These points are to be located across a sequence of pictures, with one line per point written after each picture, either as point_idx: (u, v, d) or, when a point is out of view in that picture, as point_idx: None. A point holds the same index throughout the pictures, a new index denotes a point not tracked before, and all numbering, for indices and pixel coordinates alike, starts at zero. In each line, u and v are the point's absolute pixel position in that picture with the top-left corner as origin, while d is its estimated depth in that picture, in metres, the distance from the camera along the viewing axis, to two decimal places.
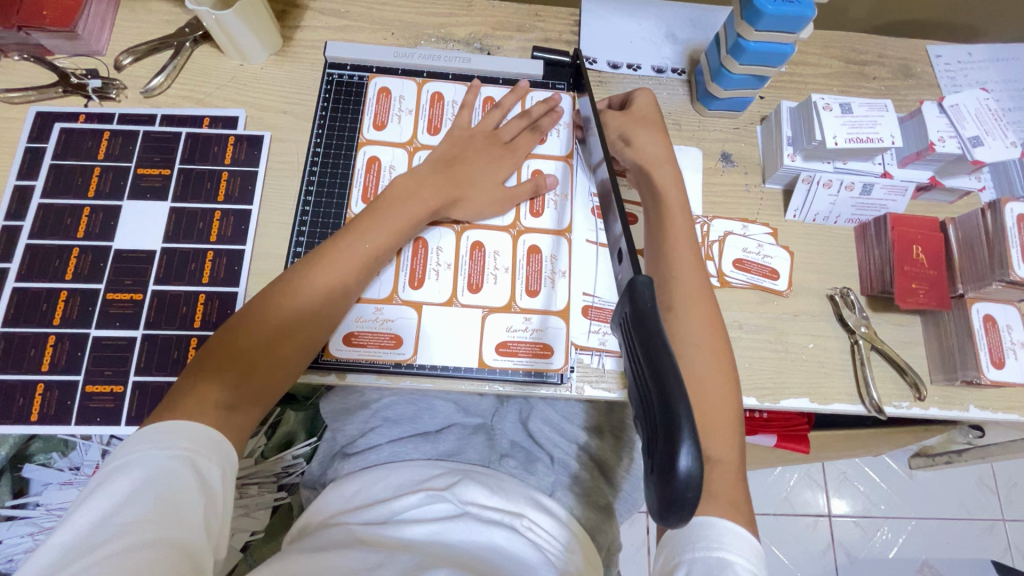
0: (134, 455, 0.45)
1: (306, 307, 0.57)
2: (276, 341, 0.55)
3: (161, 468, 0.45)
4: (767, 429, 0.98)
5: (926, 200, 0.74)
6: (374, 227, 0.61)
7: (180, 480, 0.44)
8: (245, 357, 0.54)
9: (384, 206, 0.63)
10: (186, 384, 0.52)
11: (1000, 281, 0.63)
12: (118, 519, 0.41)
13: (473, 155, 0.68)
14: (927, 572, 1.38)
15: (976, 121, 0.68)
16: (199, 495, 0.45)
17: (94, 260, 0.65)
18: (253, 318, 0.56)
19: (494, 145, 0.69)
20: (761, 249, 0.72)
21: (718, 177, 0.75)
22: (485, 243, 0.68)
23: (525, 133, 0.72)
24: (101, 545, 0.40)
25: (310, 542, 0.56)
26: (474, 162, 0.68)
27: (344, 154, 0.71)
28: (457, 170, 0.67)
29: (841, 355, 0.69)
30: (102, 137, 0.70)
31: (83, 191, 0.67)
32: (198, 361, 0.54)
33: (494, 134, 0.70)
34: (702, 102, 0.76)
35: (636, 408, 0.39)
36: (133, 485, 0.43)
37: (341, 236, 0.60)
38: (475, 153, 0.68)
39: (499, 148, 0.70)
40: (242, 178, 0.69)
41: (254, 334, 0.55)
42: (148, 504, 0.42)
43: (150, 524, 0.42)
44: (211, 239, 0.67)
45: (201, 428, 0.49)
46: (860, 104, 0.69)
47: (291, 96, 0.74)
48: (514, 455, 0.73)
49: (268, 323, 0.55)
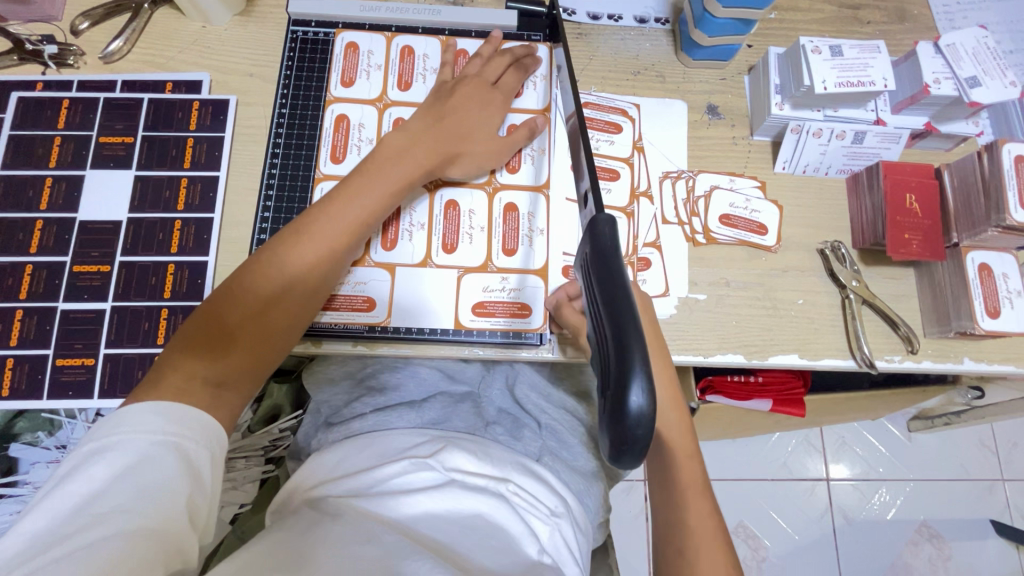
0: (116, 436, 0.42)
1: (298, 275, 0.54)
2: (268, 314, 0.52)
3: (143, 452, 0.41)
4: (761, 392, 0.96)
5: (921, 148, 0.72)
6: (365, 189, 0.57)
7: (165, 466, 0.41)
8: (238, 331, 0.50)
9: (375, 167, 0.58)
10: (173, 362, 0.48)
11: (996, 227, 0.60)
12: (96, 507, 0.38)
13: (461, 108, 0.64)
14: (925, 532, 1.38)
15: (974, 61, 0.64)
16: (184, 483, 0.41)
17: (58, 232, 0.63)
18: (243, 288, 0.52)
19: (482, 96, 0.65)
20: (748, 203, 0.69)
21: (704, 131, 0.72)
22: (460, 203, 0.65)
23: (510, 72, 0.68)
24: (75, 538, 0.36)
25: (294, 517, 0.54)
26: (462, 115, 0.63)
27: (311, 114, 0.68)
28: (445, 124, 0.62)
29: (831, 310, 0.67)
30: (61, 106, 0.67)
31: (44, 161, 0.65)
32: (183, 336, 0.50)
33: (484, 85, 0.66)
34: (687, 52, 0.72)
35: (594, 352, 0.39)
36: (112, 473, 0.40)
37: (331, 200, 0.56)
38: (460, 104, 0.64)
39: (489, 100, 0.65)
40: (208, 144, 0.67)
41: (245, 306, 0.51)
42: (129, 493, 0.40)
43: (130, 513, 0.39)
44: (178, 208, 0.65)
45: (188, 408, 0.45)
46: (851, 46, 0.65)
47: (257, 58, 0.71)
48: (501, 422, 0.72)
49: (259, 294, 0.52)
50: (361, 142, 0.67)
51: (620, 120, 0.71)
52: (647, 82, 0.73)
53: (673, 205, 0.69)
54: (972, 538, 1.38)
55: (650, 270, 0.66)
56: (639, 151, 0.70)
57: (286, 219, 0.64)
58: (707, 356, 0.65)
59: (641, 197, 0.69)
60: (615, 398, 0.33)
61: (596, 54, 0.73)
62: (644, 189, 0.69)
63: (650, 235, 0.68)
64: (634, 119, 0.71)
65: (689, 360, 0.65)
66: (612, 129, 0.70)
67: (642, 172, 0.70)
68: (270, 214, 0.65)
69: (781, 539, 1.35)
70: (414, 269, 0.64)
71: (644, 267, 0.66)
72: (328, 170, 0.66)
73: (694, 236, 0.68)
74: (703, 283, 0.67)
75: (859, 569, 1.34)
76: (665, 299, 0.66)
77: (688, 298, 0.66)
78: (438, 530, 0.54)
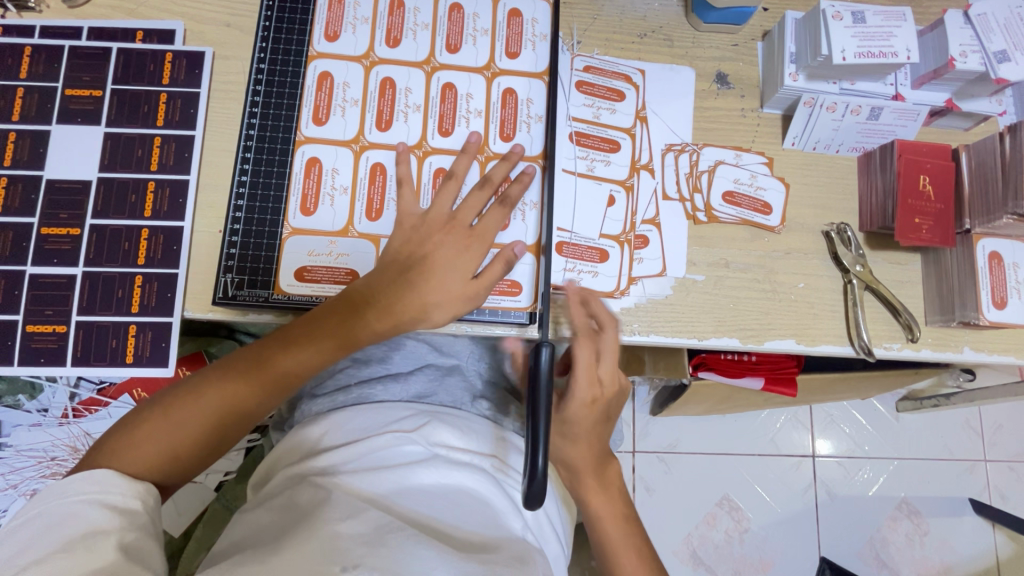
0: (42, 506, 0.43)
1: (220, 417, 0.50)
2: (186, 446, 0.49)
3: (67, 511, 0.42)
4: (754, 371, 0.95)
5: (939, 126, 0.68)
6: (312, 330, 0.53)
7: (88, 518, 0.42)
8: (154, 448, 0.48)
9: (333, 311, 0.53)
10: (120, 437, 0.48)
11: (1011, 215, 0.57)
12: (21, 561, 0.39)
13: (441, 245, 0.55)
14: (905, 508, 1.40)
15: (1005, 33, 0.60)
16: (117, 524, 0.42)
17: (25, 192, 0.60)
18: (168, 414, 0.49)
19: (460, 243, 0.56)
20: (754, 180, 0.66)
21: (712, 102, 0.67)
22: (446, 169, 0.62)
23: (493, 207, 0.57)
24: None
25: (280, 495, 0.54)
26: (431, 251, 0.55)
27: (292, 69, 0.63)
28: (394, 303, 0.53)
29: (832, 295, 0.64)
30: (22, 54, 0.62)
31: (6, 114, 0.61)
32: (124, 421, 0.49)
33: (472, 253, 0.56)
34: (697, 14, 0.67)
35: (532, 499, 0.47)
36: (36, 532, 0.41)
37: (278, 340, 0.53)
38: (438, 249, 0.55)
39: (471, 246, 0.56)
40: (182, 100, 0.62)
41: (174, 429, 0.49)
42: (51, 545, 0.40)
43: (55, 561, 0.39)
44: (152, 168, 0.61)
45: (107, 481, 0.45)
46: (875, 12, 0.60)
47: (235, 7, 0.66)
48: (489, 396, 0.72)
49: (185, 428, 0.49)
50: (346, 102, 0.63)
51: (623, 87, 0.66)
52: (653, 46, 0.68)
53: (675, 179, 0.65)
54: (950, 514, 1.41)
55: (647, 248, 0.64)
56: (642, 121, 0.66)
57: (266, 184, 0.61)
58: (701, 338, 0.63)
59: (642, 170, 0.65)
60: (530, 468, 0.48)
61: (601, 13, 0.68)
62: (645, 163, 0.65)
63: (648, 212, 0.65)
64: (638, 86, 0.67)
65: (683, 342, 0.63)
66: (614, 96, 0.66)
67: (644, 144, 0.66)
68: (248, 179, 0.61)
69: (764, 512, 1.37)
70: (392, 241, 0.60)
71: (641, 246, 0.64)
72: (310, 132, 0.62)
73: (694, 214, 0.65)
74: (702, 264, 0.64)
75: (837, 541, 1.37)
76: (661, 278, 0.63)
77: (685, 278, 0.64)
78: (425, 508, 0.52)
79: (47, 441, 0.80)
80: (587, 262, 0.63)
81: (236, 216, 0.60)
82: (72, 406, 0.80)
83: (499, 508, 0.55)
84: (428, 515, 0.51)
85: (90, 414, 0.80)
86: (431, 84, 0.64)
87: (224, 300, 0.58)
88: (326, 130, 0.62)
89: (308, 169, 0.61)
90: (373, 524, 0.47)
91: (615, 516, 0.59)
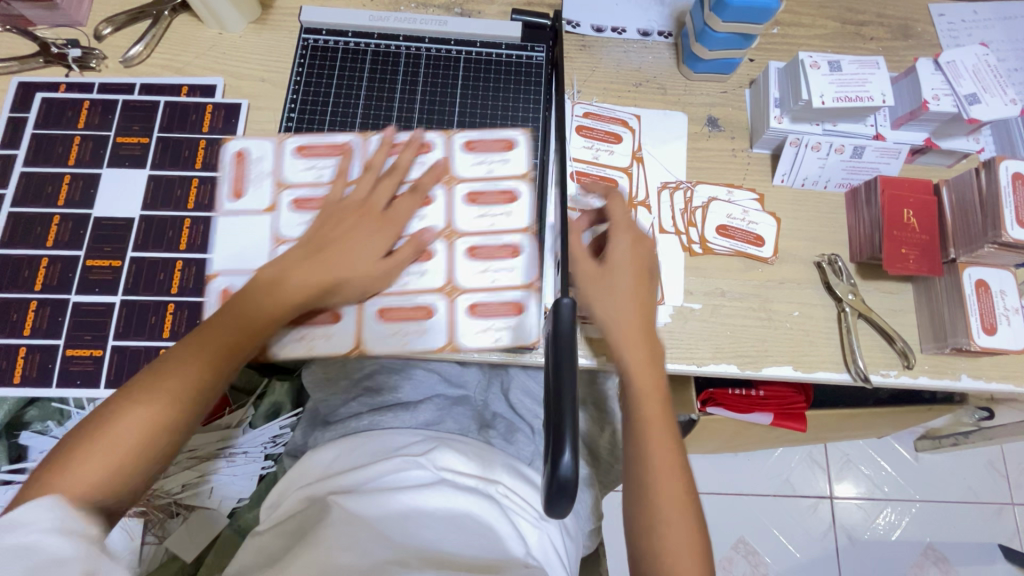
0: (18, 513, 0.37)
1: (178, 399, 0.49)
2: (115, 481, 0.46)
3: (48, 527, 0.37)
4: (762, 406, 0.94)
5: (922, 163, 0.72)
6: (273, 297, 0.56)
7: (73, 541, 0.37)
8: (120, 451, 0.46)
9: (210, 329, 0.53)
10: (64, 456, 0.45)
11: (993, 244, 0.60)
12: None
13: (348, 232, 0.60)
14: (931, 554, 1.35)
15: (974, 78, 0.65)
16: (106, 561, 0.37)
17: (74, 228, 0.66)
18: (104, 431, 0.46)
19: (372, 226, 0.61)
20: (746, 214, 0.69)
21: (704, 143, 0.72)
22: (437, 255, 0.64)
23: (407, 196, 0.64)
24: None
25: (294, 521, 0.56)
26: (350, 234, 0.60)
27: (319, 118, 0.70)
28: (331, 262, 0.58)
29: (827, 323, 0.67)
30: (81, 107, 0.70)
31: (63, 159, 0.68)
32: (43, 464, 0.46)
33: (385, 236, 0.61)
34: (688, 65, 0.74)
35: (551, 494, 0.35)
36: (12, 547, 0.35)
37: (177, 354, 0.51)
38: (347, 229, 0.60)
39: (384, 226, 0.61)
40: (219, 146, 0.69)
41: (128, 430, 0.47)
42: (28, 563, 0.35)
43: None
44: (189, 207, 0.67)
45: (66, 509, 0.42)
46: (850, 62, 0.66)
47: (270, 64, 0.73)
48: (496, 425, 0.72)
49: (141, 426, 0.47)
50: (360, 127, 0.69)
51: (620, 131, 0.72)
52: (648, 93, 0.74)
53: (671, 214, 0.69)
54: (980, 561, 1.35)
55: None
56: (638, 161, 0.71)
57: None
58: (700, 365, 0.65)
59: (639, 206, 0.70)
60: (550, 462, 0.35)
61: (598, 65, 0.75)
62: (642, 199, 0.70)
63: None
64: (634, 130, 0.72)
65: (683, 368, 0.65)
66: (612, 139, 0.72)
67: (640, 182, 0.71)
68: None
69: (782, 557, 1.33)
70: (440, 300, 0.63)
71: None
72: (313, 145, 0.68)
73: (690, 246, 0.68)
74: (699, 293, 0.67)
75: None
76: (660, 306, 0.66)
77: (684, 307, 0.67)
78: (428, 533, 0.54)
79: None
80: None
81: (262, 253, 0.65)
82: None
83: (500, 533, 0.56)
84: (436, 543, 0.53)
85: None
86: (450, 174, 0.67)
87: None
88: (330, 143, 0.68)
89: (317, 148, 0.67)
90: (365, 553, 0.49)
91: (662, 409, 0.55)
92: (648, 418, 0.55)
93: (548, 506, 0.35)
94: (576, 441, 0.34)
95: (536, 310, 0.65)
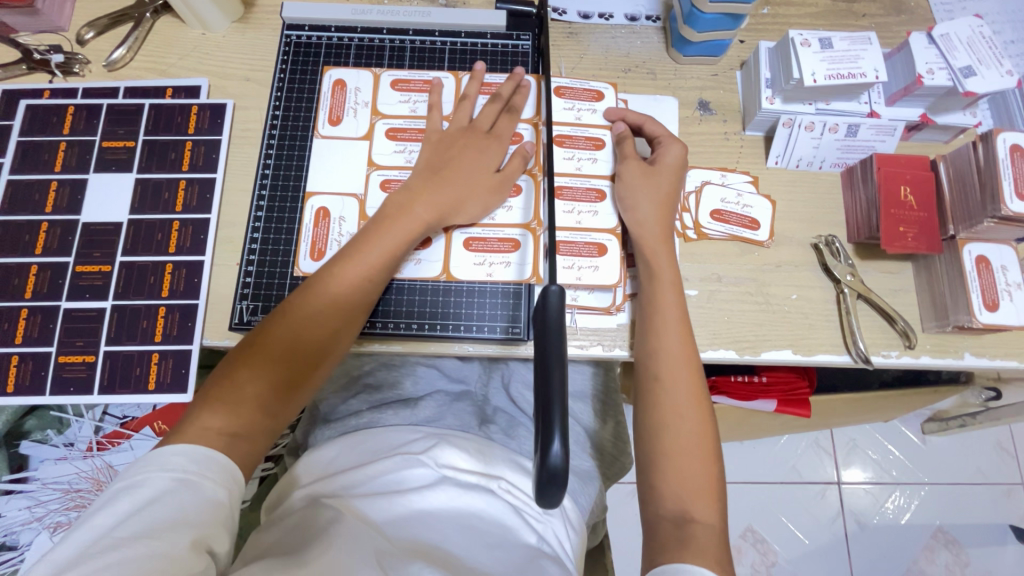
0: (141, 476, 0.46)
1: (296, 346, 0.55)
2: (265, 403, 0.53)
3: (164, 488, 0.45)
4: (765, 392, 0.93)
5: (918, 140, 0.71)
6: (363, 242, 0.59)
7: (182, 501, 0.45)
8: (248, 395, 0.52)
9: (326, 271, 0.58)
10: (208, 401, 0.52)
11: (992, 219, 0.59)
12: (116, 535, 0.42)
13: (458, 155, 0.64)
14: (941, 537, 1.34)
15: (968, 50, 0.64)
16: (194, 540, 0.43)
17: (63, 235, 0.66)
18: (233, 383, 0.52)
19: (479, 144, 0.65)
20: (740, 198, 0.68)
21: (696, 127, 0.71)
22: (523, 190, 0.67)
23: (502, 116, 0.68)
24: (109, 554, 0.41)
25: (291, 517, 0.55)
26: (460, 157, 0.64)
27: (304, 114, 0.70)
28: (440, 189, 0.62)
29: (826, 305, 0.66)
30: (66, 113, 0.69)
31: (49, 166, 0.68)
32: (199, 395, 0.53)
33: (494, 156, 0.65)
34: (677, 48, 0.72)
35: (540, 483, 0.35)
36: (133, 507, 0.44)
37: (297, 300, 0.56)
38: (458, 152, 0.64)
39: (488, 145, 0.65)
40: (206, 147, 0.69)
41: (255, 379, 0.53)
42: (140, 527, 0.43)
43: (143, 542, 0.42)
44: (177, 209, 0.66)
45: (210, 452, 0.48)
46: (841, 38, 0.65)
47: (253, 63, 0.73)
48: (495, 420, 0.72)
49: (260, 375, 0.53)
50: (358, 104, 0.70)
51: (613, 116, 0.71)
52: (638, 79, 0.73)
53: None
54: (990, 543, 1.34)
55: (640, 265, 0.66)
56: None
57: (281, 222, 0.66)
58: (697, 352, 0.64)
59: None
60: (541, 453, 0.36)
61: (586, 52, 0.74)
62: None
63: None
64: None
65: None
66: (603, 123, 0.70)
67: None
68: (264, 212, 0.66)
69: (791, 544, 1.32)
70: (527, 235, 0.66)
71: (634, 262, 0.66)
72: (326, 131, 0.69)
73: (685, 232, 0.67)
74: (695, 279, 0.66)
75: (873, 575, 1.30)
76: None
77: None
78: (432, 529, 0.53)
79: (72, 473, 0.82)
80: (587, 258, 0.65)
81: (252, 255, 0.65)
82: (97, 439, 0.83)
83: (506, 526, 0.56)
84: (436, 541, 0.52)
85: (113, 447, 0.84)
86: (536, 115, 0.70)
87: (240, 326, 0.62)
88: (326, 133, 0.68)
89: (411, 82, 0.71)
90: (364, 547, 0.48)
91: (684, 372, 0.57)
92: (665, 394, 0.56)
93: (539, 498, 0.35)
94: (565, 430, 0.35)
95: (529, 300, 0.65)
